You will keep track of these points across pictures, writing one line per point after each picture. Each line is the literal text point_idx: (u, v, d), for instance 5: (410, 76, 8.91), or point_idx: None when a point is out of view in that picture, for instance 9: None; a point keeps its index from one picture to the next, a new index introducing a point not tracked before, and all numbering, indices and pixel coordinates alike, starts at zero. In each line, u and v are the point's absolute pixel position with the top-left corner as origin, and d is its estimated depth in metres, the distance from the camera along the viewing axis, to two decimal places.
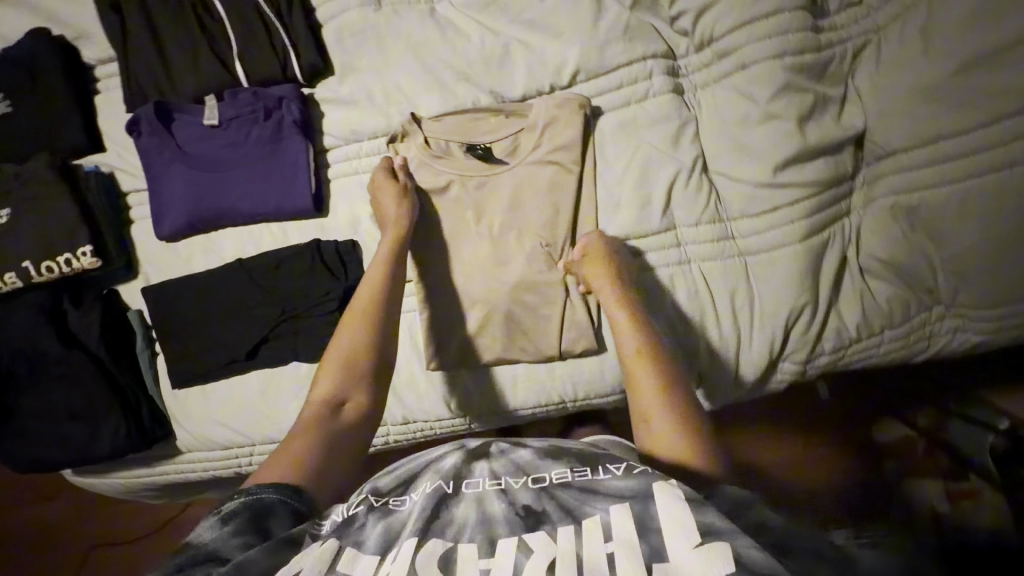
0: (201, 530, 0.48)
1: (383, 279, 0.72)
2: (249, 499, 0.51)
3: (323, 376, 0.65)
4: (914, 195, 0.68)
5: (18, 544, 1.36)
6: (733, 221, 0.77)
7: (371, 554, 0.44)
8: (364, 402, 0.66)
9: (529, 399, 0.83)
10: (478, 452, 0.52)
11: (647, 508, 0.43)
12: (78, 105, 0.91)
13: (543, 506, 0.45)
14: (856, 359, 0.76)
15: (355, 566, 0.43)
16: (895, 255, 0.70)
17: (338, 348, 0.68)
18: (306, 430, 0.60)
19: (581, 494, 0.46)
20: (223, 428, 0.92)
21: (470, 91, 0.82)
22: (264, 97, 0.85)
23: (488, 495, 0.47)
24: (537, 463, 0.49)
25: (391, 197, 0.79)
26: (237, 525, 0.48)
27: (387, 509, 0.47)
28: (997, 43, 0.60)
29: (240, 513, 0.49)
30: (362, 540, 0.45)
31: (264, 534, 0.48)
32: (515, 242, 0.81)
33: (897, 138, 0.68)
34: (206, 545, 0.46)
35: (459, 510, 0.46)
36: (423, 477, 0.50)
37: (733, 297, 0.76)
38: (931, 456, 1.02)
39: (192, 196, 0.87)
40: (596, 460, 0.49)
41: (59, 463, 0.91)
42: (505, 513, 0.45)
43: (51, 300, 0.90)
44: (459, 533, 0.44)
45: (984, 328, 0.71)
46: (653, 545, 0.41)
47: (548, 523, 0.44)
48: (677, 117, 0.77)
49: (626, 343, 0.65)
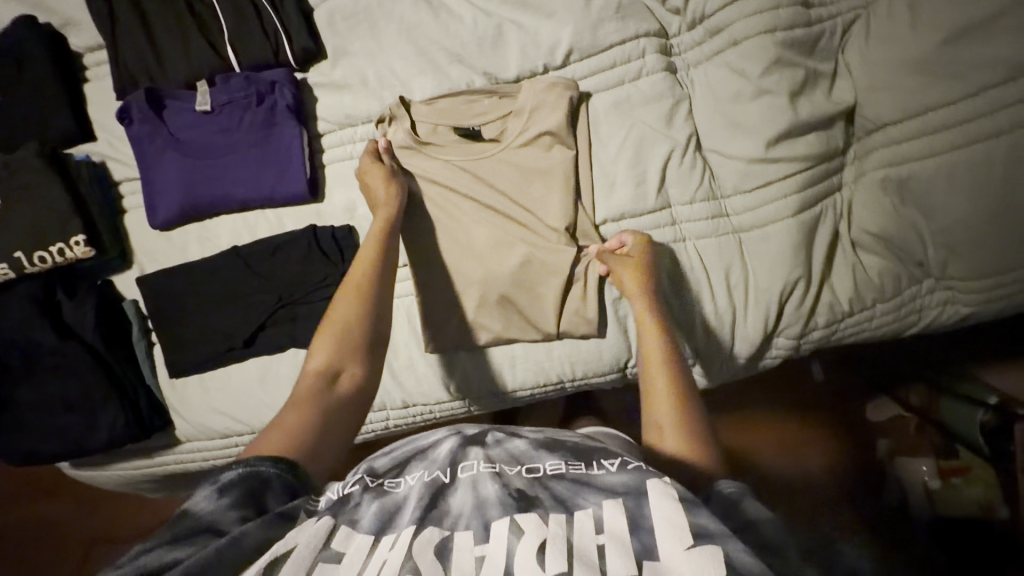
0: (197, 498, 0.47)
1: (375, 260, 0.72)
2: (246, 470, 0.50)
3: (318, 348, 0.65)
4: (904, 167, 0.69)
5: (16, 541, 1.35)
6: (728, 198, 0.77)
7: (365, 534, 0.45)
8: (359, 373, 0.65)
9: (528, 380, 0.84)
10: (473, 437, 0.53)
11: (640, 504, 0.44)
12: (67, 93, 0.90)
13: (536, 493, 0.47)
14: (850, 333, 0.78)
15: (349, 545, 0.44)
16: (884, 228, 0.72)
17: (333, 320, 0.67)
18: (301, 404, 0.59)
19: (573, 486, 0.47)
20: (223, 417, 0.92)
21: (463, 73, 0.83)
22: (257, 81, 0.84)
23: (483, 478, 0.48)
24: (531, 453, 0.51)
25: (379, 179, 0.79)
26: (234, 498, 0.47)
27: (382, 490, 0.49)
28: (976, 17, 0.62)
29: (237, 485, 0.48)
30: (356, 518, 0.46)
31: (261, 509, 0.48)
32: (512, 224, 0.81)
33: (886, 111, 0.69)
34: (203, 516, 0.46)
35: (455, 500, 0.47)
36: (418, 462, 0.52)
37: (728, 274, 0.77)
38: (921, 433, 1.08)
39: (185, 182, 0.87)
40: (590, 455, 0.50)
41: (57, 454, 0.91)
42: (498, 496, 0.46)
43: (44, 291, 0.89)
44: (456, 522, 0.45)
45: (973, 301, 0.72)
46: (645, 543, 0.42)
47: (540, 507, 0.45)
48: (671, 95, 0.78)
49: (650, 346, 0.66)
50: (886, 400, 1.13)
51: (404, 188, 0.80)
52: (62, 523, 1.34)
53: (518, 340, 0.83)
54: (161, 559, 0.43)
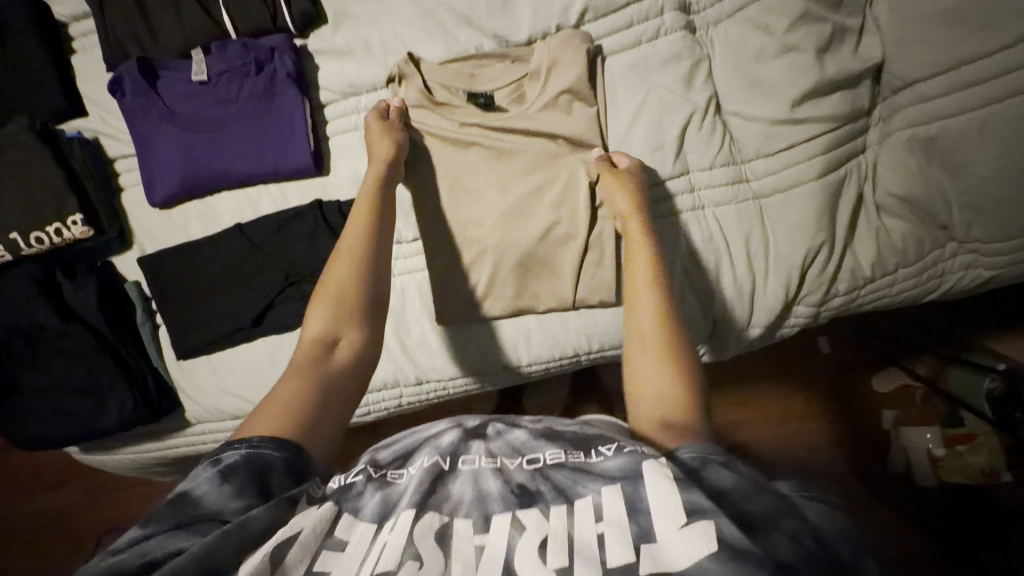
0: (200, 479, 0.47)
1: (370, 225, 0.69)
2: (250, 452, 0.49)
3: (315, 313, 0.63)
4: (934, 125, 0.67)
5: (29, 530, 1.35)
6: (749, 163, 0.75)
7: (367, 523, 0.44)
8: (357, 342, 0.63)
9: (544, 353, 0.83)
10: (474, 431, 0.52)
11: (637, 488, 0.42)
12: (54, 65, 0.85)
13: (536, 486, 0.46)
14: (870, 299, 0.77)
15: (352, 532, 0.44)
16: (910, 189, 0.70)
17: (330, 283, 0.65)
18: (298, 374, 0.57)
19: (574, 475, 0.46)
20: (233, 398, 0.90)
21: (474, 37, 0.80)
22: (255, 48, 0.80)
23: (484, 473, 0.47)
24: (531, 443, 0.50)
25: (379, 138, 0.76)
26: (236, 483, 0.46)
27: (384, 481, 0.48)
28: None
29: (241, 468, 0.47)
30: (358, 507, 0.46)
31: (264, 495, 0.46)
32: (525, 194, 0.79)
33: (914, 68, 0.67)
34: (206, 501, 0.45)
35: (455, 486, 0.47)
36: (423, 451, 0.51)
37: (748, 241, 0.75)
38: (926, 406, 1.06)
39: (184, 157, 0.83)
40: (589, 443, 0.49)
41: (66, 439, 0.89)
42: (499, 491, 0.46)
43: (43, 273, 0.87)
44: (456, 508, 0.45)
45: (995, 264, 0.71)
46: (643, 526, 0.40)
47: (542, 501, 0.44)
48: (690, 55, 0.75)
49: (642, 326, 0.58)
50: (895, 370, 1.10)
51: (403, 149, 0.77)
52: (77, 509, 1.34)
53: (532, 313, 0.82)
54: (164, 548, 0.41)
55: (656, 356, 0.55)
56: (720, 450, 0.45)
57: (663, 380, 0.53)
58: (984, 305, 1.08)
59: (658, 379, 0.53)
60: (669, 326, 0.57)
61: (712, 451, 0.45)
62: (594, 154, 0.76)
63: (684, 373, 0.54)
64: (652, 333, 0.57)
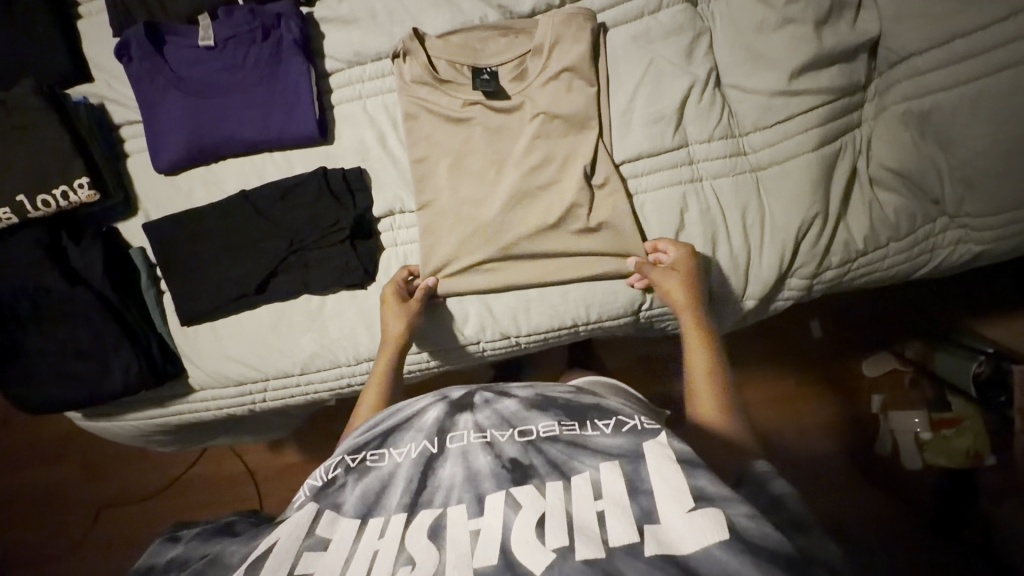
0: (165, 552, 0.51)
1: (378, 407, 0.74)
2: (209, 524, 0.55)
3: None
4: (927, 99, 0.68)
5: (31, 498, 1.37)
6: (747, 136, 0.77)
7: (350, 518, 0.48)
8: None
9: (542, 323, 0.85)
10: (461, 403, 0.54)
11: (638, 468, 0.45)
12: (61, 28, 0.86)
13: (529, 460, 0.48)
14: (862, 274, 0.78)
15: (334, 530, 0.47)
16: (904, 163, 0.72)
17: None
18: None
19: (568, 449, 0.48)
20: (237, 364, 0.92)
21: (478, 7, 0.81)
22: (262, 14, 0.81)
23: (473, 449, 0.49)
24: (521, 414, 0.51)
25: (395, 315, 0.81)
26: (200, 538, 0.52)
27: (365, 468, 0.51)
28: None
29: (202, 531, 0.53)
30: (340, 502, 0.49)
31: (230, 531, 0.53)
32: (527, 166, 0.80)
33: (910, 42, 0.68)
34: (175, 560, 0.50)
35: (444, 471, 0.49)
36: (406, 435, 0.53)
37: (744, 212, 0.77)
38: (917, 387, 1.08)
39: (189, 123, 0.84)
40: (584, 414, 0.50)
41: (71, 402, 0.91)
42: (491, 468, 0.48)
43: (50, 237, 0.88)
44: (448, 496, 0.48)
45: (983, 239, 0.73)
46: (644, 507, 0.43)
47: (536, 476, 0.47)
48: (691, 29, 0.76)
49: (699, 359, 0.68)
50: (885, 355, 1.12)
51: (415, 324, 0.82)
52: (78, 481, 1.36)
53: (532, 285, 0.83)
54: None
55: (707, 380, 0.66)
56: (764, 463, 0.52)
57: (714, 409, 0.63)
58: (974, 283, 1.09)
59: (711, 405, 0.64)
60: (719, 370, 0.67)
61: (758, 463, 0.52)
62: (632, 260, 0.78)
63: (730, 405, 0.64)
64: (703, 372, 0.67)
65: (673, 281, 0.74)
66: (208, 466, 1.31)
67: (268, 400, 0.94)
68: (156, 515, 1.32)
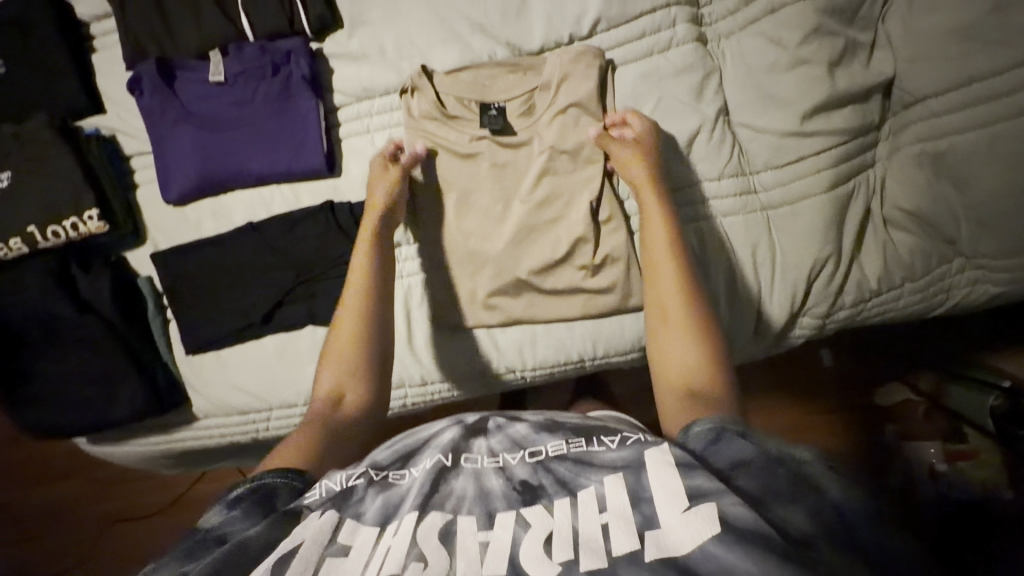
0: (208, 513, 0.50)
1: (367, 302, 0.70)
2: (256, 484, 0.52)
3: (323, 372, 0.66)
4: (943, 140, 0.67)
5: (36, 520, 1.37)
6: (756, 175, 0.76)
7: (370, 526, 0.45)
8: (362, 393, 0.66)
9: (548, 359, 0.84)
10: (475, 427, 0.52)
11: (639, 478, 0.44)
12: (74, 62, 0.87)
13: (539, 480, 0.46)
14: (876, 313, 0.76)
15: (355, 538, 0.44)
16: (918, 204, 0.70)
17: (331, 349, 0.68)
18: (311, 427, 0.61)
19: (576, 467, 0.46)
20: (241, 393, 0.91)
21: (487, 44, 0.81)
22: (272, 51, 0.82)
23: (486, 472, 0.48)
24: (532, 437, 0.50)
25: (383, 186, 0.78)
26: (241, 509, 0.49)
27: (386, 483, 0.48)
28: None
29: (247, 497, 0.50)
30: (361, 512, 0.46)
31: (266, 512, 0.49)
32: (533, 200, 0.80)
33: (928, 84, 0.67)
34: (212, 529, 0.48)
35: (457, 482, 0.47)
36: (424, 452, 0.51)
37: (754, 252, 0.75)
38: (930, 418, 1.04)
39: (198, 155, 0.85)
40: (591, 432, 0.50)
41: (75, 430, 0.90)
42: (502, 489, 0.46)
43: (59, 266, 0.88)
44: (458, 505, 0.46)
45: (1003, 280, 0.71)
46: (645, 514, 0.42)
47: (545, 496, 0.45)
48: (701, 67, 0.76)
49: (667, 295, 0.64)
50: (896, 385, 1.10)
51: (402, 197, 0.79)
52: (81, 499, 1.35)
53: (539, 319, 0.83)
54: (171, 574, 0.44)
55: (681, 323, 0.61)
56: (732, 423, 0.48)
57: (685, 356, 0.59)
58: (996, 317, 1.06)
59: (683, 350, 0.59)
60: (694, 296, 0.63)
61: (721, 421, 0.49)
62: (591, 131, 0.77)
63: (710, 352, 0.59)
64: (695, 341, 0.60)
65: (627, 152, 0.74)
66: (211, 491, 1.31)
67: (271, 430, 0.93)
68: (161, 536, 1.32)
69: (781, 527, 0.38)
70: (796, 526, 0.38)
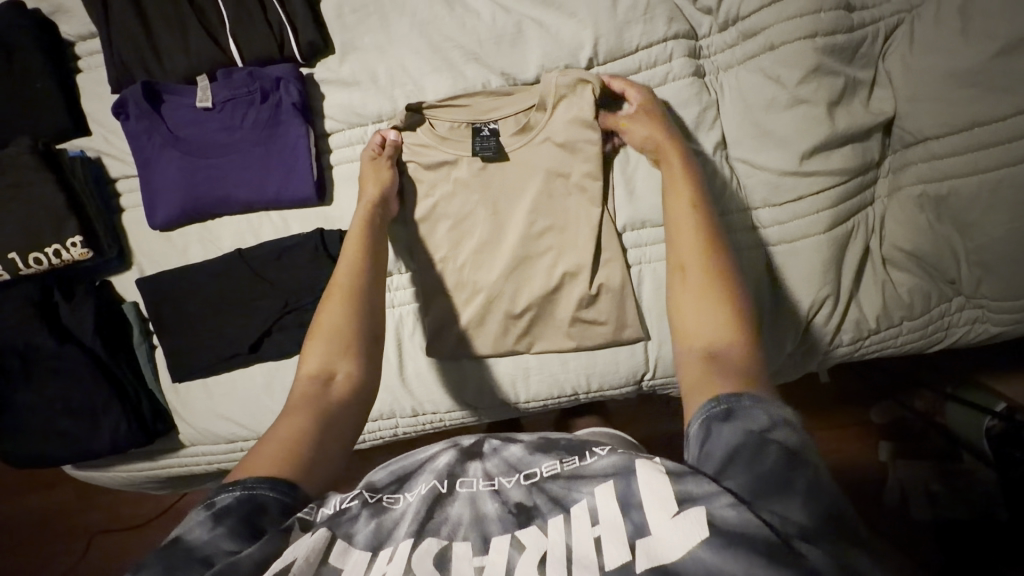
0: (191, 524, 0.43)
1: (355, 285, 0.66)
2: (244, 494, 0.45)
3: (311, 349, 0.60)
4: (944, 183, 0.66)
5: (17, 538, 1.32)
6: (755, 211, 0.74)
7: (361, 549, 0.40)
8: (354, 371, 0.60)
9: (541, 391, 0.82)
10: (471, 450, 0.48)
11: (629, 482, 0.39)
12: (59, 84, 0.85)
13: (534, 501, 0.42)
14: (875, 349, 0.75)
15: (346, 560, 0.40)
16: (918, 247, 0.70)
17: (321, 323, 0.63)
18: (297, 410, 0.55)
19: (569, 483, 0.42)
20: (228, 423, 0.89)
21: (480, 73, 0.80)
22: (261, 77, 0.80)
23: (482, 496, 0.43)
24: (527, 458, 0.45)
25: (372, 173, 0.77)
26: (229, 525, 0.43)
27: (380, 507, 0.43)
28: (1004, 40, 0.59)
29: (234, 509, 0.44)
30: (352, 532, 0.41)
31: (256, 534, 0.43)
32: (525, 230, 0.78)
33: (927, 124, 0.66)
34: (197, 546, 0.41)
35: (453, 509, 0.42)
36: (419, 476, 0.46)
37: (757, 287, 0.73)
38: (926, 435, 1.00)
39: (186, 182, 0.83)
40: (583, 446, 0.45)
41: (60, 459, 0.88)
42: (497, 513, 0.42)
43: (41, 293, 0.86)
44: (454, 531, 0.41)
45: (1002, 321, 0.70)
46: (636, 522, 0.38)
47: (540, 516, 0.41)
48: (699, 102, 0.75)
49: (685, 249, 0.58)
50: (892, 405, 1.02)
51: (395, 181, 0.79)
52: (56, 512, 1.32)
53: (531, 351, 0.81)
54: None
55: (700, 283, 0.54)
56: (722, 399, 0.43)
57: (703, 312, 0.53)
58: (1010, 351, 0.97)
59: (703, 311, 0.53)
60: (717, 248, 0.57)
61: (706, 404, 0.44)
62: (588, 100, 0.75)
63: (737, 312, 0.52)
64: (722, 288, 0.54)
65: (638, 122, 0.72)
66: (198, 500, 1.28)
67: None
68: (148, 544, 1.28)
69: (777, 524, 0.35)
70: (795, 521, 0.35)
